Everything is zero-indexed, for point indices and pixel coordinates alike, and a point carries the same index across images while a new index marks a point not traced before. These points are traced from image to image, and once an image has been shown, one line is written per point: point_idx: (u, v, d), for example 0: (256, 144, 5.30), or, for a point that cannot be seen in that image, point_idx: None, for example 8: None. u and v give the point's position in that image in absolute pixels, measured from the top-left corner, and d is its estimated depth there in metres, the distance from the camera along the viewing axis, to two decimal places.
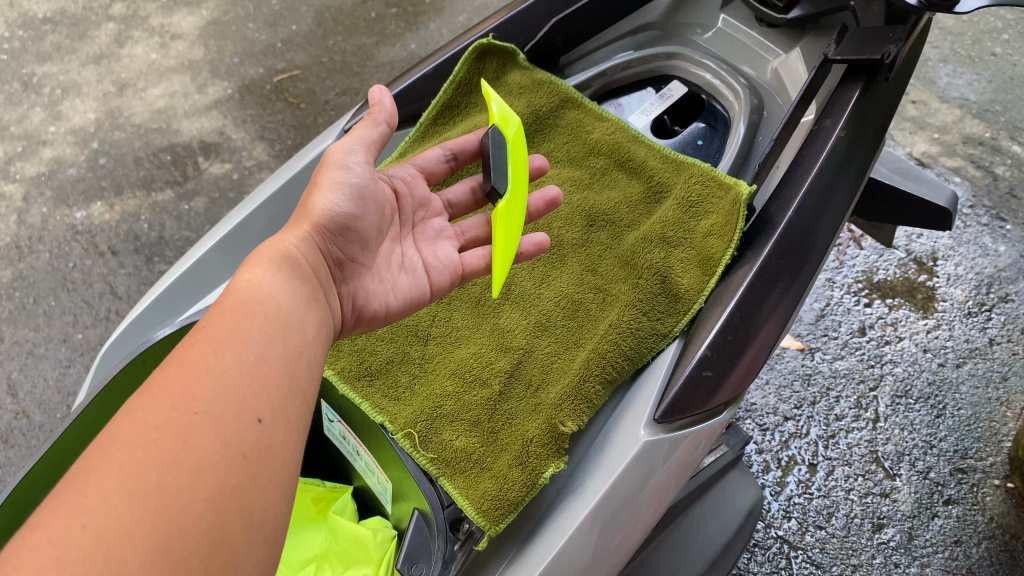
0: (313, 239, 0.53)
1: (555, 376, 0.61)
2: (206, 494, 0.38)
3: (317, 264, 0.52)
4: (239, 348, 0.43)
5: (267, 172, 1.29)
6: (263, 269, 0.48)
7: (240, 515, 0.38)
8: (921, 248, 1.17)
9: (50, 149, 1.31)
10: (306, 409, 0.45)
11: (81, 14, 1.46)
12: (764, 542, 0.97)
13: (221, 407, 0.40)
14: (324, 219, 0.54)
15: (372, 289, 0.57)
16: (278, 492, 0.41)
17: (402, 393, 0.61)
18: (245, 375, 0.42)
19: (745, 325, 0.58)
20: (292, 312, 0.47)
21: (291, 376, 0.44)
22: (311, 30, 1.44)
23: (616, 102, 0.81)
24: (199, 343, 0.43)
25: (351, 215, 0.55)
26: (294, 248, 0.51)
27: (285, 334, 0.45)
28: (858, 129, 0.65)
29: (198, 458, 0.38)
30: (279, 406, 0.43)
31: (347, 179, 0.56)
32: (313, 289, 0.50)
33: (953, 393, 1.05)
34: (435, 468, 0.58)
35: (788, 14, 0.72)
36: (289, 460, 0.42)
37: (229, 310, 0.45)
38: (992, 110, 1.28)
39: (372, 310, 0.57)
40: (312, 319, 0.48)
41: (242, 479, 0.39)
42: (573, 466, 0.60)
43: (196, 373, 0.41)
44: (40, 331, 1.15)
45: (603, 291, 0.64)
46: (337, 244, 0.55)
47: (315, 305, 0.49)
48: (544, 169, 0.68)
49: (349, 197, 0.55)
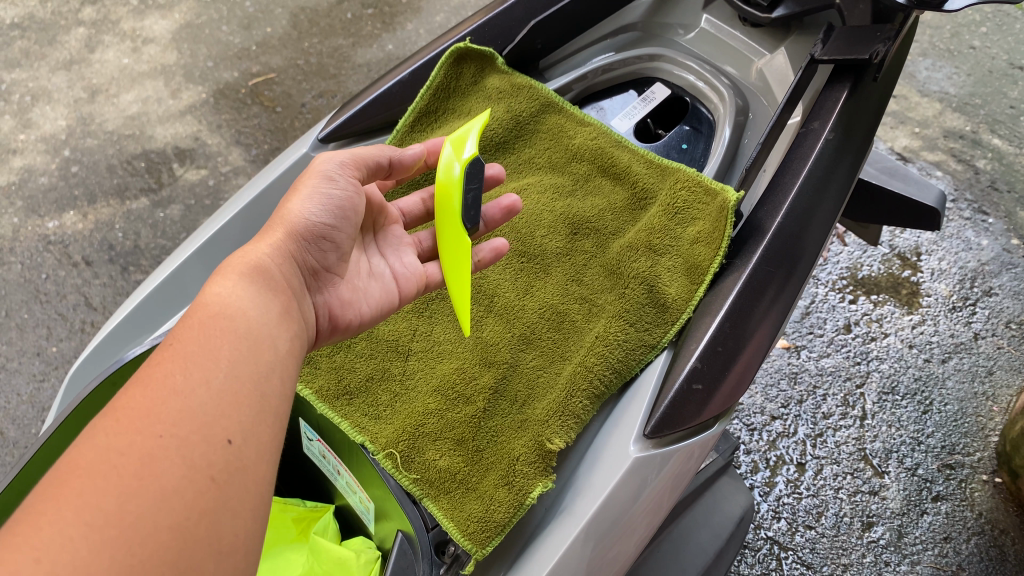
0: (286, 247, 0.51)
1: (541, 391, 0.59)
2: (173, 520, 0.35)
3: (290, 273, 0.50)
4: (207, 367, 0.40)
5: (244, 178, 1.27)
6: (233, 281, 0.46)
7: (210, 543, 0.36)
8: (905, 242, 1.16)
9: (20, 158, 1.27)
10: (279, 427, 0.42)
11: (50, 19, 1.42)
12: (754, 544, 0.96)
13: (189, 428, 0.38)
14: (299, 226, 0.52)
15: (346, 296, 0.55)
16: (249, 515, 0.38)
17: (383, 411, 0.59)
18: (214, 394, 0.39)
19: (735, 336, 0.57)
20: (262, 326, 0.44)
21: (263, 393, 0.42)
22: (286, 33, 1.41)
23: (598, 106, 0.80)
24: (166, 361, 0.40)
25: (327, 225, 0.53)
26: (265, 257, 0.49)
27: (257, 351, 0.43)
28: (845, 130, 0.64)
29: (163, 483, 0.35)
30: (250, 426, 0.40)
31: (330, 190, 0.54)
32: (286, 300, 0.48)
33: (940, 388, 1.04)
34: (418, 490, 0.56)
35: (772, 14, 0.71)
36: (261, 482, 0.39)
37: (197, 325, 0.42)
38: (971, 103, 1.27)
39: (346, 318, 0.55)
40: (284, 332, 0.46)
41: (212, 504, 0.36)
42: (561, 484, 0.59)
43: (162, 393, 0.38)
44: (12, 345, 1.11)
45: (588, 301, 0.63)
46: (312, 253, 0.53)
47: (288, 316, 0.47)
48: (501, 178, 0.66)
49: (325, 207, 0.54)
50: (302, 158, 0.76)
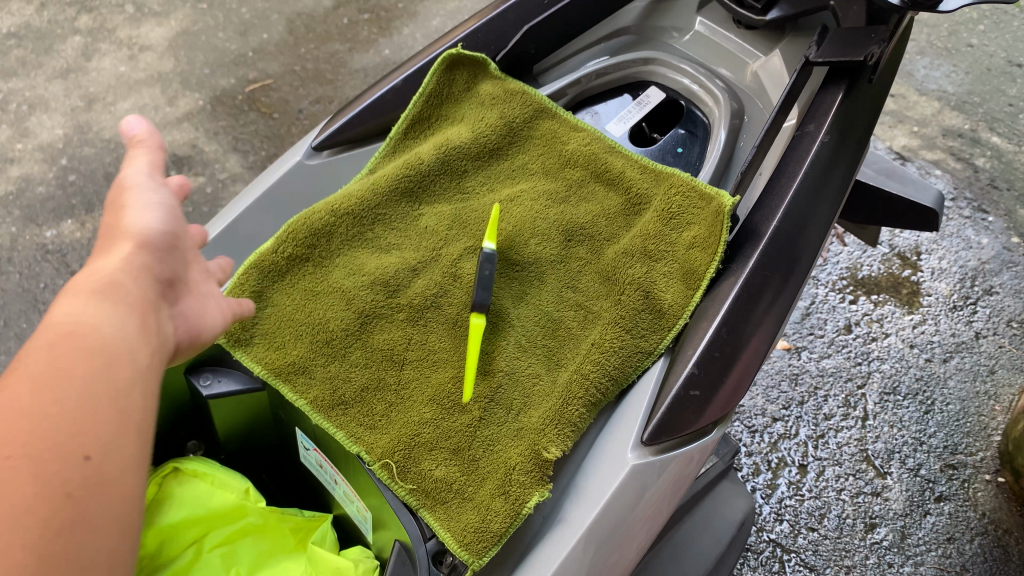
0: (136, 260, 0.50)
1: (536, 400, 0.58)
2: (27, 541, 0.35)
3: (145, 286, 0.49)
4: (60, 386, 0.40)
5: (242, 185, 1.27)
6: (83, 301, 0.45)
7: (75, 545, 0.37)
8: (905, 242, 1.16)
9: (18, 167, 1.27)
10: (142, 443, 0.42)
11: (46, 28, 1.42)
12: (757, 546, 0.95)
13: (40, 447, 0.37)
14: (141, 241, 0.51)
15: (195, 309, 0.54)
16: (111, 528, 0.39)
17: (378, 421, 0.57)
18: (72, 411, 0.39)
19: (732, 341, 0.57)
20: (119, 342, 0.44)
21: (123, 411, 0.42)
22: (283, 39, 1.41)
23: (593, 110, 0.79)
24: (13, 383, 0.40)
25: (158, 239, 0.52)
26: (115, 273, 0.48)
27: (112, 368, 0.43)
28: (841, 132, 0.64)
29: (14, 502, 0.36)
30: (112, 442, 0.40)
31: (155, 204, 0.54)
32: (144, 317, 0.47)
33: (941, 388, 1.03)
34: (414, 500, 0.55)
35: (766, 16, 0.70)
36: (128, 497, 0.40)
37: (48, 346, 0.42)
38: (970, 101, 1.27)
39: (198, 333, 0.54)
40: (145, 349, 0.45)
41: (67, 520, 0.37)
42: (558, 494, 0.57)
43: (10, 412, 0.38)
44: (11, 355, 1.11)
45: (584, 309, 0.62)
46: (163, 265, 0.52)
47: (148, 332, 0.46)
48: None
49: (157, 219, 0.53)
50: (296, 166, 0.75)
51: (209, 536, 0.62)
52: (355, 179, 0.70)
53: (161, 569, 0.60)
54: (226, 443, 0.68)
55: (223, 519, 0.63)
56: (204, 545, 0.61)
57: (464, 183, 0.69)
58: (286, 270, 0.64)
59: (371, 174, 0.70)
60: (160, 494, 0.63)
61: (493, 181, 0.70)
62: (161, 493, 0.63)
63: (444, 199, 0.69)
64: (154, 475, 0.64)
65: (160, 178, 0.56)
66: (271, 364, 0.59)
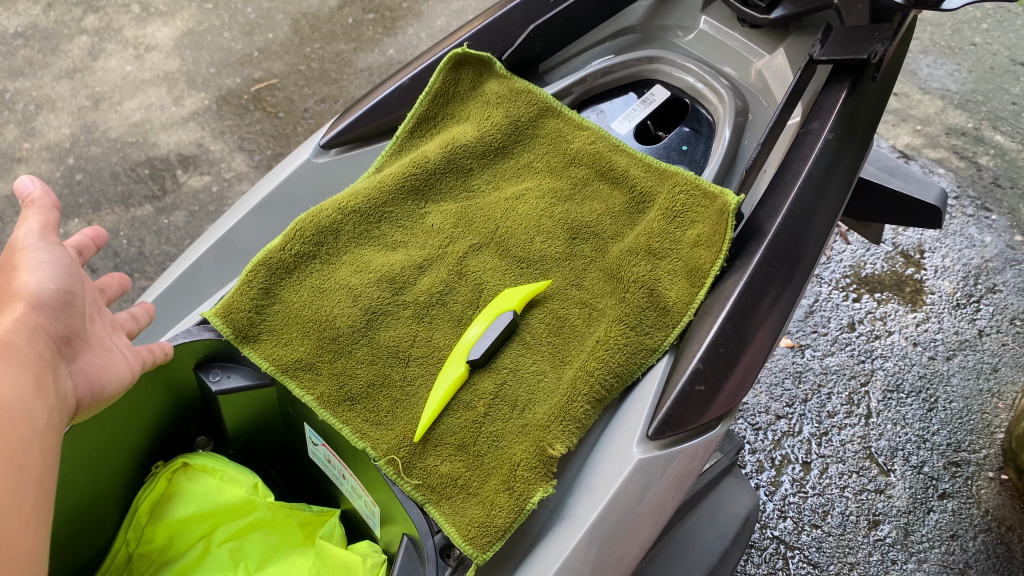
0: (30, 319, 0.50)
1: (542, 396, 0.58)
2: None
3: (41, 345, 0.50)
4: None
5: (248, 184, 1.28)
6: None
7: None
8: (908, 240, 1.16)
9: (25, 166, 1.28)
10: (44, 495, 0.44)
11: (53, 28, 1.43)
12: (761, 543, 0.95)
13: None
14: (34, 301, 0.52)
15: (97, 362, 0.55)
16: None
17: (384, 417, 0.58)
18: None
19: (737, 337, 0.58)
20: (16, 401, 0.45)
21: (20, 464, 0.43)
22: (288, 39, 1.42)
23: (598, 108, 0.79)
24: None
25: (54, 296, 0.53)
26: (10, 334, 0.48)
27: (11, 425, 0.44)
28: (844, 130, 0.64)
29: None
30: (8, 497, 0.41)
31: (49, 263, 0.54)
32: (37, 377, 0.48)
33: (944, 386, 1.04)
34: (420, 495, 0.55)
35: (771, 14, 0.71)
36: (32, 551, 0.41)
37: None
38: (973, 100, 1.27)
39: (100, 386, 0.54)
40: (42, 407, 0.47)
41: None
42: (563, 490, 0.58)
43: None
44: None
45: (589, 306, 0.62)
46: (60, 322, 0.53)
47: (43, 391, 0.48)
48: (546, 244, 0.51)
49: (52, 278, 0.54)
50: (305, 164, 0.76)
51: (217, 531, 0.64)
52: (362, 178, 0.71)
53: (169, 564, 0.62)
54: (234, 439, 0.68)
55: (231, 514, 0.64)
56: (213, 541, 0.63)
57: (470, 181, 0.70)
58: (293, 266, 0.63)
59: (378, 172, 0.70)
60: (169, 488, 0.64)
61: (498, 179, 0.70)
62: (170, 487, 0.64)
63: (449, 197, 0.69)
64: (163, 468, 0.64)
65: (54, 235, 0.57)
66: (278, 360, 0.60)
